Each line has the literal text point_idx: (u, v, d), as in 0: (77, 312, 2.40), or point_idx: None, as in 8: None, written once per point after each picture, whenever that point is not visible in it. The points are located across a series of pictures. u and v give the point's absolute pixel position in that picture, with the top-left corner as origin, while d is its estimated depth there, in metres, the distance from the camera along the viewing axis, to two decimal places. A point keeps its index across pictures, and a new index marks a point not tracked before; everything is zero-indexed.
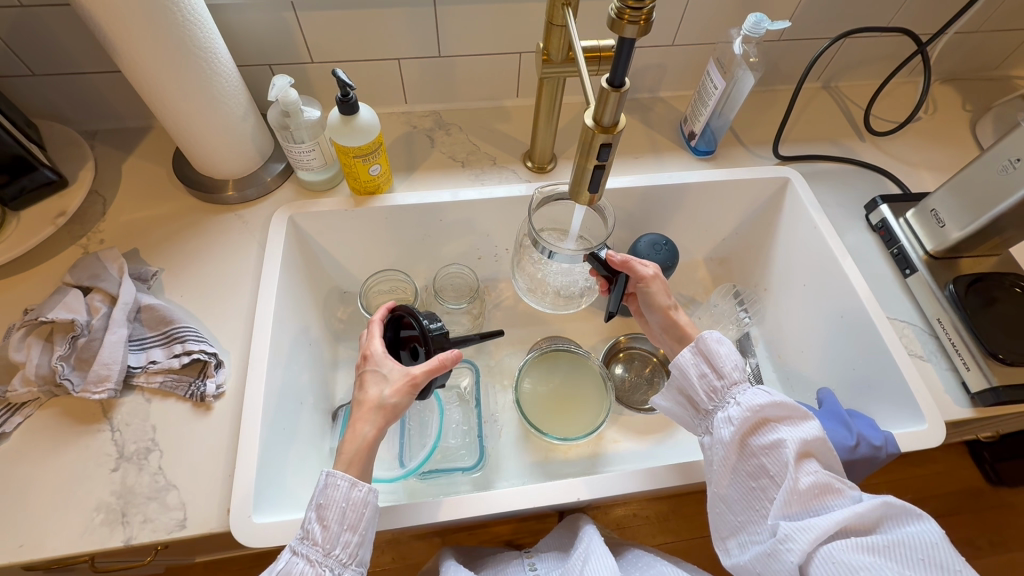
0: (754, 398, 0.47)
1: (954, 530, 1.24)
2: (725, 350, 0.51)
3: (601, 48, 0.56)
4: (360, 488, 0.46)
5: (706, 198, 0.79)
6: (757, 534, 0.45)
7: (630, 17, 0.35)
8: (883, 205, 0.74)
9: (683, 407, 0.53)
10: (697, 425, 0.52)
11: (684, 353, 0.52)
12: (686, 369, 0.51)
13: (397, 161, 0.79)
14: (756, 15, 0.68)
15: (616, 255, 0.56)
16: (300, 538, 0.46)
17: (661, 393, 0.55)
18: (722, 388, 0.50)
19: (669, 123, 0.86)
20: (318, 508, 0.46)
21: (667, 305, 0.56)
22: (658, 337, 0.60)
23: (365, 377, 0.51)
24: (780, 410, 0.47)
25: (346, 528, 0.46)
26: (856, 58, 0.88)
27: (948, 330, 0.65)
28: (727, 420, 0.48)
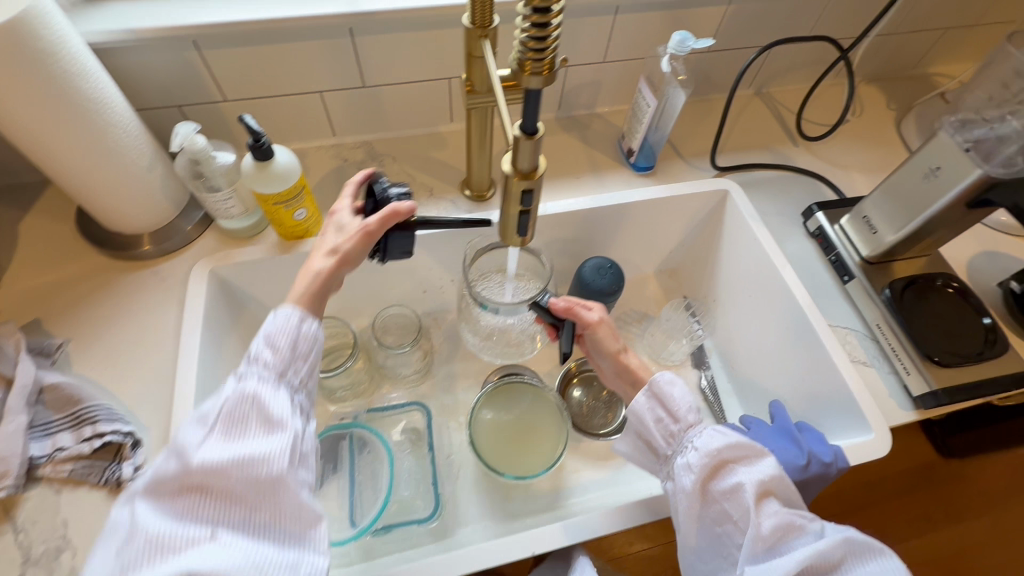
0: (711, 442, 0.46)
1: (914, 507, 1.32)
2: (678, 389, 0.50)
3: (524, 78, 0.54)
4: (311, 323, 0.48)
5: (649, 216, 0.79)
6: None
7: (533, 68, 0.33)
8: (819, 212, 0.74)
9: (642, 450, 0.52)
10: (659, 468, 0.51)
11: (638, 397, 0.50)
12: (641, 412, 0.50)
13: (329, 199, 0.75)
14: (681, 33, 0.67)
15: (559, 301, 0.54)
16: (247, 366, 0.44)
17: (619, 438, 0.53)
18: (679, 432, 0.48)
19: (608, 139, 0.86)
20: (268, 336, 0.46)
21: (616, 349, 0.54)
22: (611, 381, 0.57)
23: (326, 227, 0.52)
24: (737, 450, 0.46)
25: (297, 357, 0.47)
26: (783, 65, 0.89)
27: (887, 335, 0.65)
28: (684, 466, 0.47)
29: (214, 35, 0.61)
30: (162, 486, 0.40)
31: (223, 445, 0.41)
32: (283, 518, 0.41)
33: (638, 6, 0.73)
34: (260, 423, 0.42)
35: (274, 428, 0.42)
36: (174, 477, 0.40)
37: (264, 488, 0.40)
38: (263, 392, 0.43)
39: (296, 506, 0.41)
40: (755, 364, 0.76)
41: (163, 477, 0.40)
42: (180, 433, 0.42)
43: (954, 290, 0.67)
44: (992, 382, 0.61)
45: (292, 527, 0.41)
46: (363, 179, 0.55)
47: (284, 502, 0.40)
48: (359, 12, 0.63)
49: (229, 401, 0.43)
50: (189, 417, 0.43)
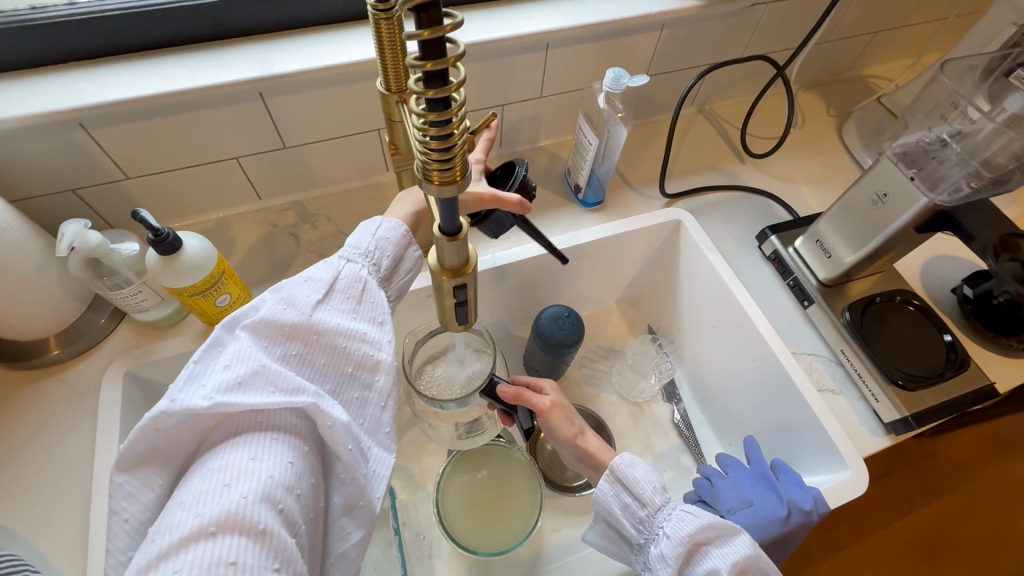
0: (681, 527, 0.45)
1: (893, 489, 1.35)
2: (634, 472, 0.50)
3: None
4: (413, 248, 0.52)
5: (603, 253, 0.76)
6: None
7: (442, 177, 0.28)
8: (773, 236, 0.73)
9: (618, 539, 0.51)
10: (636, 559, 0.50)
11: (601, 485, 0.50)
12: (607, 501, 0.50)
13: (259, 270, 0.69)
14: (614, 70, 0.63)
15: (509, 388, 0.56)
16: (358, 253, 0.49)
17: (590, 528, 0.53)
18: (647, 517, 0.48)
19: (555, 173, 0.82)
20: (378, 237, 0.50)
21: (573, 435, 0.56)
22: (574, 465, 0.58)
23: None
24: (709, 531, 0.46)
25: (401, 270, 0.51)
26: (723, 81, 0.88)
27: (852, 359, 0.64)
28: (659, 558, 0.46)
29: (102, 114, 0.54)
30: (276, 324, 0.41)
31: (336, 314, 0.45)
32: (366, 395, 0.44)
33: (569, 40, 0.69)
34: (366, 309, 0.46)
35: (378, 315, 0.46)
36: (288, 321, 0.42)
37: (361, 362, 0.44)
38: (373, 284, 0.48)
39: (382, 390, 0.44)
40: (724, 395, 0.74)
41: (277, 318, 0.42)
42: (294, 287, 0.44)
43: (914, 307, 0.66)
44: (959, 401, 0.60)
45: (374, 406, 0.44)
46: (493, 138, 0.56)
47: (374, 382, 0.44)
48: (266, 75, 0.57)
49: (343, 276, 0.47)
50: (302, 274, 0.45)
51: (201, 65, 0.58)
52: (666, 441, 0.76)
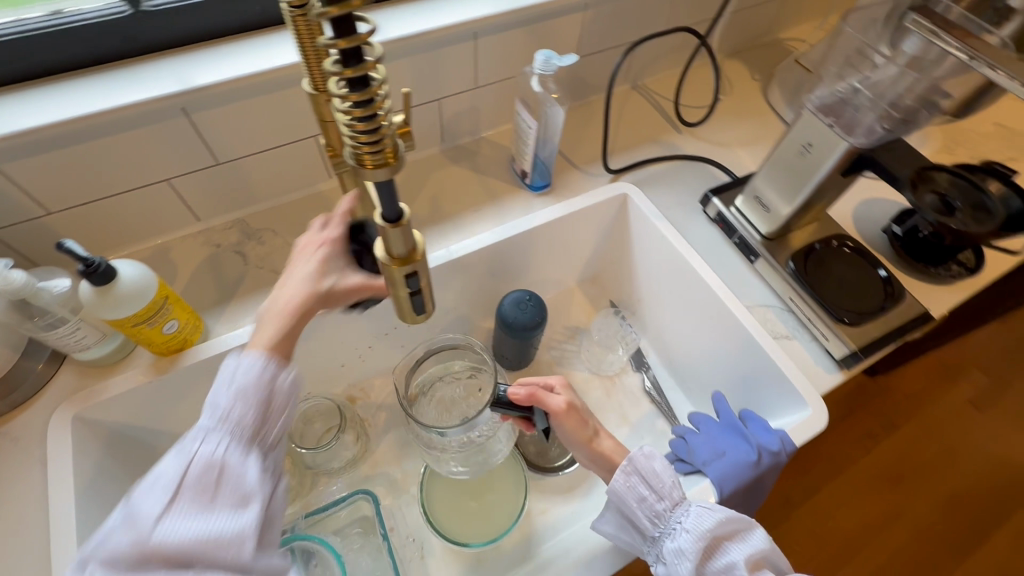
0: (700, 522, 0.48)
1: (858, 427, 1.51)
2: (649, 466, 0.52)
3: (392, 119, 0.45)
4: (280, 379, 0.44)
5: (556, 234, 0.77)
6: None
7: (374, 162, 0.28)
8: (714, 198, 0.75)
9: (627, 530, 0.53)
10: (646, 549, 0.52)
11: (614, 478, 0.52)
12: (621, 493, 0.51)
13: (207, 293, 0.67)
14: (544, 52, 0.64)
15: (520, 391, 0.55)
16: (209, 423, 0.41)
17: (603, 519, 0.54)
18: (664, 511, 0.51)
19: (500, 161, 0.83)
20: (238, 390, 0.42)
21: (587, 437, 0.55)
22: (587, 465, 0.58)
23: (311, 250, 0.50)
24: (727, 527, 0.49)
25: (273, 415, 0.43)
26: (651, 56, 0.90)
27: (800, 305, 0.67)
28: (676, 548, 0.48)
29: (10, 146, 0.51)
30: (115, 560, 0.34)
31: (191, 514, 0.37)
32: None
33: (496, 28, 0.70)
34: (227, 494, 0.38)
35: (242, 497, 0.38)
36: (125, 551, 0.34)
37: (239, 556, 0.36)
38: (233, 457, 0.40)
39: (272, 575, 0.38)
40: (689, 357, 0.77)
41: (114, 553, 0.34)
42: (134, 498, 0.37)
43: (850, 249, 0.70)
44: (900, 330, 0.64)
45: None
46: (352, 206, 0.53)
47: (261, 567, 0.37)
48: (187, 89, 0.55)
49: (191, 467, 0.38)
50: (146, 477, 0.38)
51: (113, 85, 0.55)
52: (640, 409, 0.78)
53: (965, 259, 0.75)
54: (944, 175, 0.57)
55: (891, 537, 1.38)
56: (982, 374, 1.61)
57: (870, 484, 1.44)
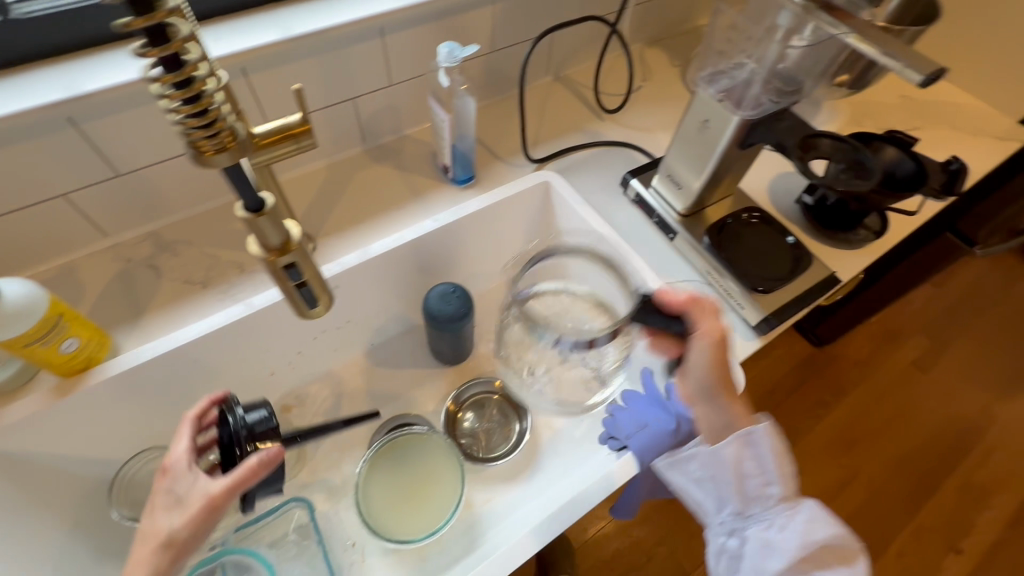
0: (812, 529, 0.51)
1: (808, 397, 1.57)
2: (772, 453, 0.54)
3: (287, 127, 0.54)
4: None
5: (482, 226, 0.78)
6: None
7: (210, 145, 0.31)
8: (633, 180, 0.77)
9: (704, 488, 0.57)
10: (721, 517, 0.56)
11: (727, 444, 0.54)
12: (728, 460, 0.54)
13: (118, 310, 0.64)
14: (448, 44, 0.64)
15: (680, 295, 0.55)
16: None
17: (681, 469, 0.57)
18: (766, 501, 0.54)
19: (424, 158, 0.83)
20: None
21: (721, 376, 0.55)
22: (699, 412, 0.57)
23: (158, 493, 0.46)
24: (830, 546, 0.51)
25: None
26: (569, 47, 0.92)
27: (718, 277, 0.69)
28: (765, 537, 0.52)
29: None
30: None
31: None
32: None
33: (402, 24, 0.70)
34: None
35: None
36: None
37: None
38: None
39: None
40: None
41: None
42: None
43: (758, 219, 0.73)
44: (811, 293, 0.67)
45: None
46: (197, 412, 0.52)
47: None
48: (72, 96, 0.53)
49: None
50: None
51: None
52: None
53: (871, 223, 0.78)
54: (830, 142, 0.57)
55: (850, 499, 1.42)
56: (922, 337, 1.69)
57: (826, 450, 1.49)
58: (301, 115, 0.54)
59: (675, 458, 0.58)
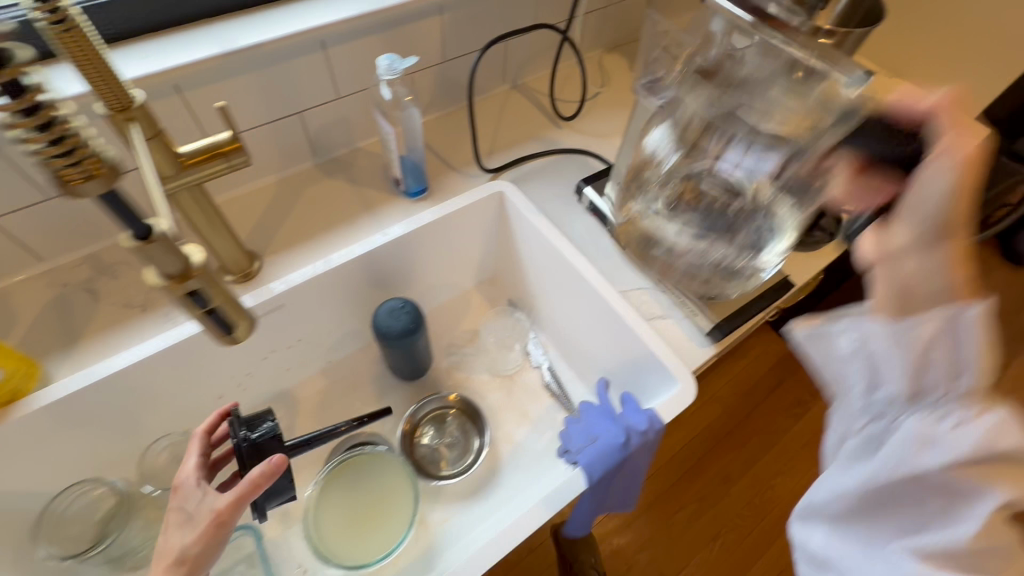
0: (993, 440, 0.36)
1: (786, 397, 1.57)
2: (971, 346, 0.38)
3: (216, 145, 0.53)
4: None
5: (436, 239, 0.77)
6: (876, 542, 0.42)
7: (77, 175, 0.32)
8: (587, 187, 0.77)
9: (855, 359, 0.45)
10: (863, 401, 0.44)
11: (922, 322, 0.40)
12: (909, 334, 0.40)
13: (52, 337, 0.62)
14: (387, 56, 0.63)
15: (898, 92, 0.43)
16: None
17: (841, 335, 0.45)
18: (933, 390, 0.40)
19: (377, 171, 0.81)
20: None
21: (949, 198, 0.38)
22: (884, 257, 0.42)
23: (172, 512, 0.51)
24: (1006, 472, 0.37)
25: None
26: (525, 55, 0.91)
27: (671, 284, 0.69)
28: (914, 434, 0.39)
29: None
30: None
31: None
32: None
33: (343, 36, 0.69)
34: None
35: None
36: None
37: None
38: None
39: None
40: (580, 348, 0.77)
41: None
42: None
43: None
44: (764, 298, 0.67)
45: None
46: (203, 430, 0.57)
47: None
48: None
49: None
50: None
51: None
52: (541, 403, 0.79)
53: (826, 224, 0.77)
54: None
55: None
56: None
57: (804, 450, 1.49)
58: (231, 132, 0.53)
59: (819, 325, 0.48)
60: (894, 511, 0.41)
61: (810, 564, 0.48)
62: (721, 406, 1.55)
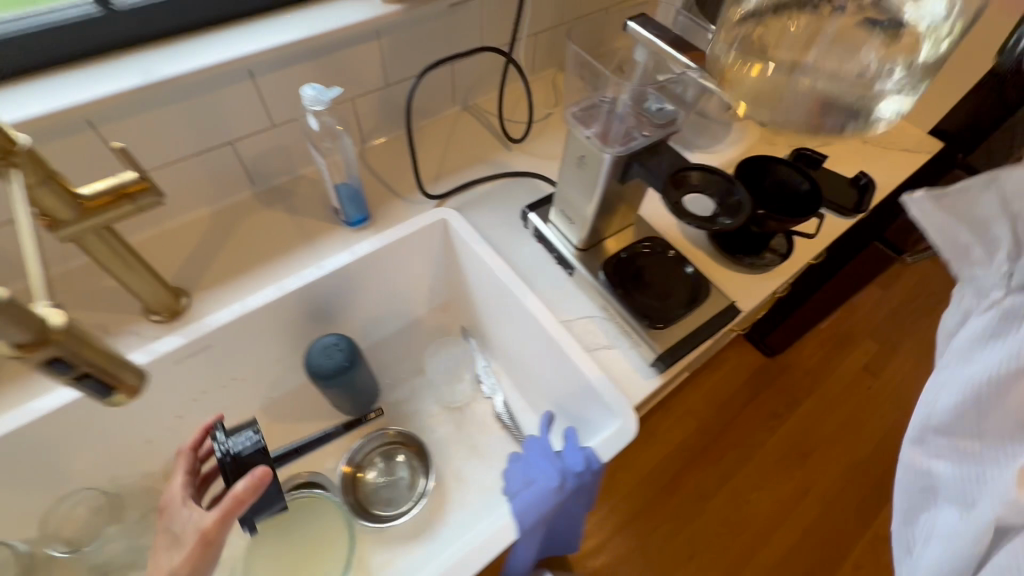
0: None
1: (761, 409, 1.56)
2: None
3: (122, 185, 0.50)
4: None
5: (377, 269, 0.74)
6: (987, 449, 0.46)
7: None
8: (532, 214, 0.74)
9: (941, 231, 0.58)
10: (996, 282, 0.51)
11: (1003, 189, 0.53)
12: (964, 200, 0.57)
13: None
14: (313, 86, 0.61)
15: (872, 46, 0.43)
16: None
17: (939, 205, 0.58)
18: None
19: (318, 199, 0.79)
20: None
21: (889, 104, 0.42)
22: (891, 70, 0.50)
23: (162, 535, 0.50)
24: None
25: None
26: (474, 77, 0.90)
27: (615, 313, 0.67)
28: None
29: None
30: None
31: None
32: None
33: (271, 65, 0.67)
34: None
35: None
36: None
37: None
38: None
39: None
40: (529, 377, 0.75)
41: None
42: None
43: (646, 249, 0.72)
44: (710, 325, 0.65)
45: None
46: (189, 448, 0.56)
47: None
48: None
49: None
50: None
51: None
52: (491, 435, 0.76)
53: (777, 245, 0.77)
54: (698, 174, 0.56)
55: (804, 512, 1.41)
56: (871, 341, 1.69)
57: (780, 464, 1.47)
58: (136, 171, 0.50)
59: (942, 201, 0.58)
60: (991, 423, 0.46)
61: (923, 496, 0.51)
62: (695, 421, 1.53)
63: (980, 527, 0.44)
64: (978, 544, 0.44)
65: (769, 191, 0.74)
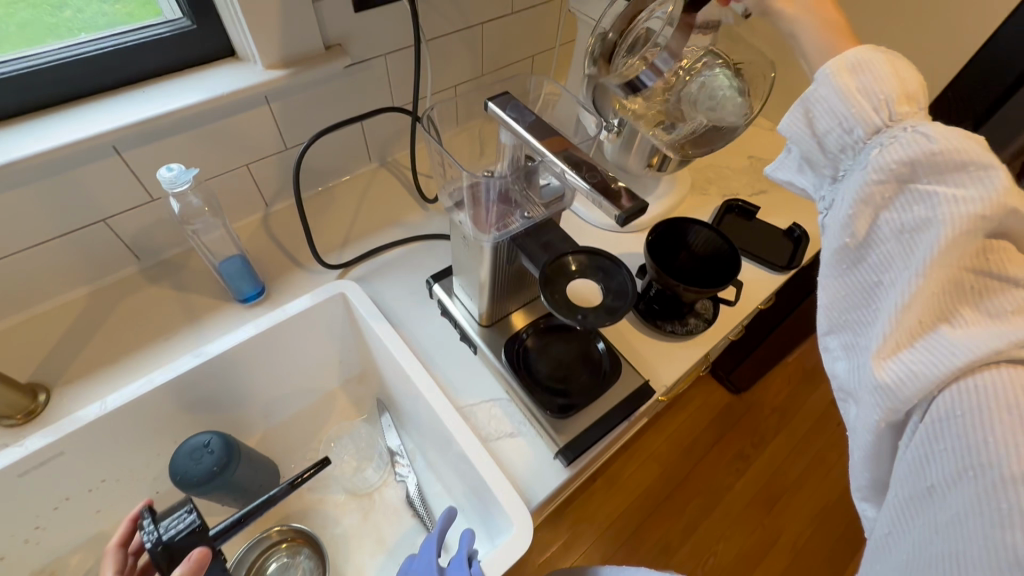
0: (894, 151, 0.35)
1: (727, 451, 1.50)
2: (878, 73, 0.37)
3: None
4: None
5: (270, 351, 0.69)
6: (862, 334, 0.36)
7: None
8: (435, 286, 0.70)
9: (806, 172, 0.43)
10: (822, 196, 0.42)
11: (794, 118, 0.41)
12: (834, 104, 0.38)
13: None
14: (171, 167, 0.56)
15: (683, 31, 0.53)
16: None
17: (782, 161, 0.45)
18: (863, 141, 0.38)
19: (210, 274, 0.73)
20: None
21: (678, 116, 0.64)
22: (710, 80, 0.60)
23: None
24: (951, 156, 0.32)
25: None
26: (387, 134, 0.85)
27: (517, 398, 0.61)
28: (861, 198, 0.36)
29: None
30: None
31: None
32: None
33: (140, 140, 0.62)
34: None
35: None
36: None
37: None
38: None
39: None
40: (437, 461, 0.69)
41: None
42: None
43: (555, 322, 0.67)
44: (618, 410, 0.59)
45: None
46: (118, 541, 0.51)
47: None
48: None
49: None
50: None
51: None
52: (399, 526, 0.70)
53: (703, 309, 0.72)
54: (578, 256, 0.53)
55: (773, 562, 1.34)
56: None
57: (746, 510, 1.41)
58: None
59: (784, 153, 0.45)
60: (860, 298, 0.37)
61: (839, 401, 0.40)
62: (658, 466, 1.47)
63: (863, 427, 0.34)
64: (871, 439, 0.34)
65: (695, 250, 0.71)
